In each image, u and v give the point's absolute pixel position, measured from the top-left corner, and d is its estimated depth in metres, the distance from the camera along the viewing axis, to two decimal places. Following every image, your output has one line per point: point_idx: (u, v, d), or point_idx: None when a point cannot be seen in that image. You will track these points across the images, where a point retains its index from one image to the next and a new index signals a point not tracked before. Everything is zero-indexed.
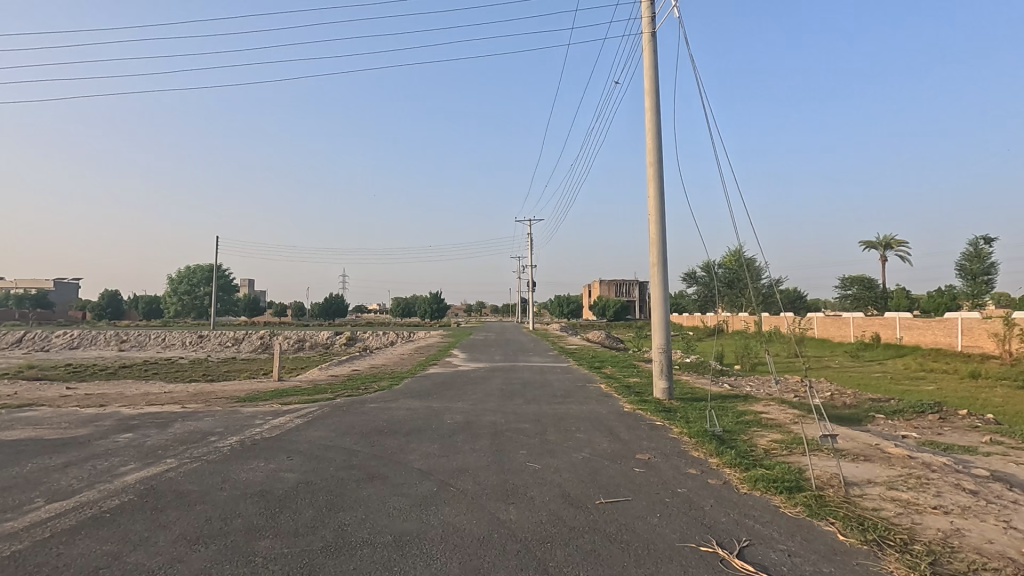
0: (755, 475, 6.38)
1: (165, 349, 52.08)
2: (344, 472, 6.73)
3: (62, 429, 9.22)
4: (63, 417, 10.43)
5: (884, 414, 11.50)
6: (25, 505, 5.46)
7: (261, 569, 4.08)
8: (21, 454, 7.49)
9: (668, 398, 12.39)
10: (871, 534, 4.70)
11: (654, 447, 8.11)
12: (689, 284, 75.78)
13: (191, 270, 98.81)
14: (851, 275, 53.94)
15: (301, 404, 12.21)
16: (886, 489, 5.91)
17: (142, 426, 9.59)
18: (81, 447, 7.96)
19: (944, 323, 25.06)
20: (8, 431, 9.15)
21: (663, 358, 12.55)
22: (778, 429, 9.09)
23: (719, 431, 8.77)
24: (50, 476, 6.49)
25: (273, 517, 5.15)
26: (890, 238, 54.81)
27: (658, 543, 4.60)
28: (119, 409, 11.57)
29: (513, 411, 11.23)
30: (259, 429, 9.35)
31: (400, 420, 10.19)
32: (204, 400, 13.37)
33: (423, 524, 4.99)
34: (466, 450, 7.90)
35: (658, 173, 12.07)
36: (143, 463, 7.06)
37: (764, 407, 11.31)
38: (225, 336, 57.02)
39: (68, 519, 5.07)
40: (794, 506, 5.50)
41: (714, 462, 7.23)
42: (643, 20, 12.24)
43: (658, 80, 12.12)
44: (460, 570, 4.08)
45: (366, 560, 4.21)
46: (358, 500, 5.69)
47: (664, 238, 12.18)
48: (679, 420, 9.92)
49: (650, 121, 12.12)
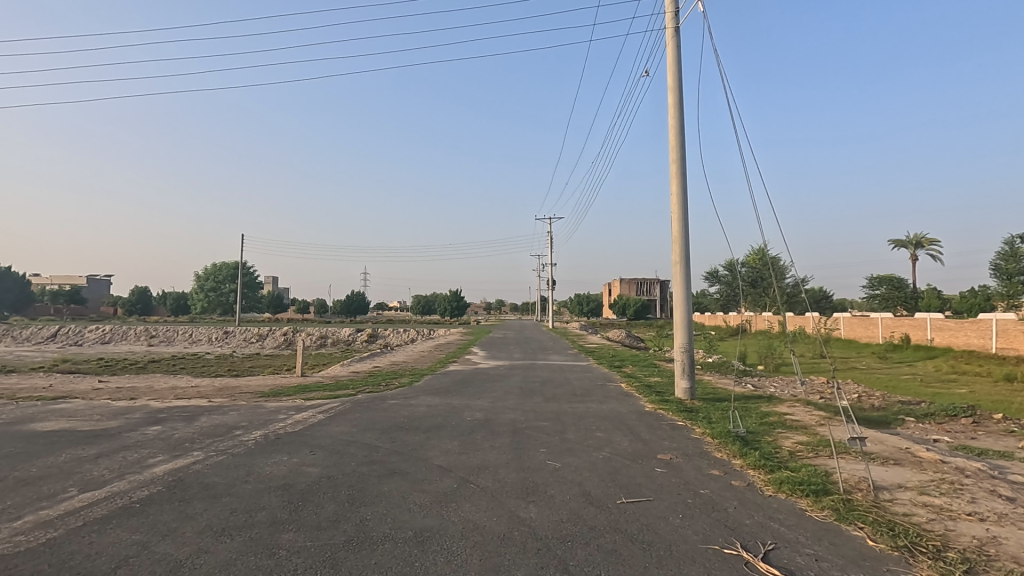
0: (781, 478, 6.26)
1: (194, 344, 53.51)
2: (364, 468, 6.76)
3: (95, 422, 9.48)
4: (94, 410, 10.70)
5: (915, 417, 11.21)
6: (59, 494, 5.63)
7: (285, 563, 4.11)
8: (56, 446, 7.72)
9: (690, 398, 12.22)
10: (902, 540, 4.57)
11: (676, 448, 8.00)
12: (711, 283, 74.69)
13: (218, 270, 100.85)
14: (879, 275, 52.88)
15: (322, 400, 12.36)
16: (917, 494, 5.74)
17: (170, 419, 9.81)
18: (112, 439, 8.16)
19: (977, 324, 24.32)
20: (44, 423, 9.45)
21: (686, 357, 12.41)
22: (803, 431, 8.90)
23: (743, 432, 8.68)
24: (83, 466, 6.70)
25: (294, 511, 5.20)
26: (921, 236, 53.30)
27: (681, 544, 4.55)
28: (149, 403, 11.86)
29: (532, 410, 11.17)
30: (282, 424, 9.46)
31: (420, 417, 10.24)
32: (228, 395, 13.56)
33: (443, 521, 4.98)
34: (485, 448, 7.90)
35: (681, 170, 11.91)
36: (171, 455, 7.23)
37: (789, 409, 11.08)
38: (250, 332, 57.91)
39: (101, 508, 5.23)
40: (821, 509, 5.38)
41: (738, 463, 7.13)
42: (668, 15, 12.04)
43: (681, 76, 11.95)
44: (479, 568, 4.06)
45: (385, 555, 4.24)
46: (378, 495, 5.74)
47: (687, 235, 12.02)
48: (701, 421, 9.76)
49: (673, 118, 11.97)
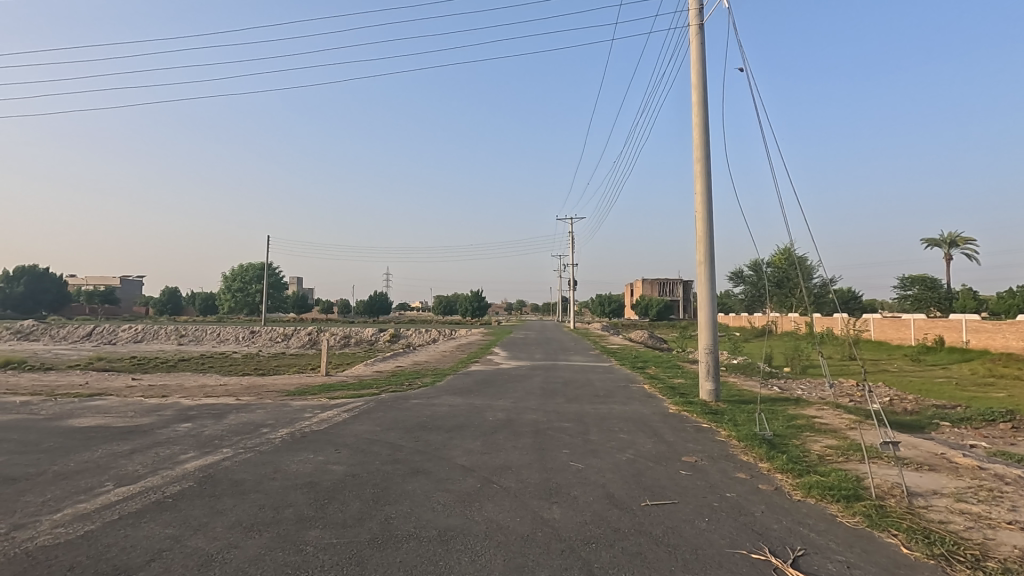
0: (810, 482, 6.13)
1: (222, 344, 54.72)
2: (388, 466, 6.83)
3: (129, 419, 9.76)
4: (127, 407, 11.02)
5: (949, 421, 10.87)
6: (96, 488, 5.81)
7: (312, 559, 4.17)
8: (92, 441, 7.98)
9: (715, 400, 12.06)
10: (939, 549, 4.43)
11: (700, 450, 7.89)
12: (736, 284, 73.53)
13: (242, 270, 102.13)
14: (911, 275, 51.41)
15: (347, 399, 12.54)
16: (954, 501, 5.56)
17: (200, 417, 10.04)
18: (145, 435, 8.40)
19: (1016, 326, 23.48)
20: (80, 419, 9.76)
21: (710, 358, 12.25)
22: (833, 435, 8.70)
23: (770, 435, 8.52)
24: (117, 461, 6.90)
25: (320, 508, 5.28)
26: (956, 235, 51.64)
27: (707, 548, 4.48)
28: (179, 401, 12.16)
29: (554, 410, 11.15)
30: (308, 423, 9.61)
31: (443, 417, 10.30)
32: (255, 394, 13.83)
33: (467, 521, 5.00)
34: (508, 448, 7.90)
35: (705, 169, 11.75)
36: (201, 452, 7.40)
37: (817, 412, 10.84)
38: (275, 332, 58.94)
39: (135, 502, 5.37)
40: (853, 515, 5.25)
41: (765, 466, 7.00)
42: (692, 12, 11.89)
43: (705, 74, 11.80)
44: (503, 568, 4.06)
45: (410, 554, 4.26)
46: (402, 494, 5.78)
47: (711, 235, 11.85)
48: (727, 423, 9.61)
49: (697, 116, 11.82)
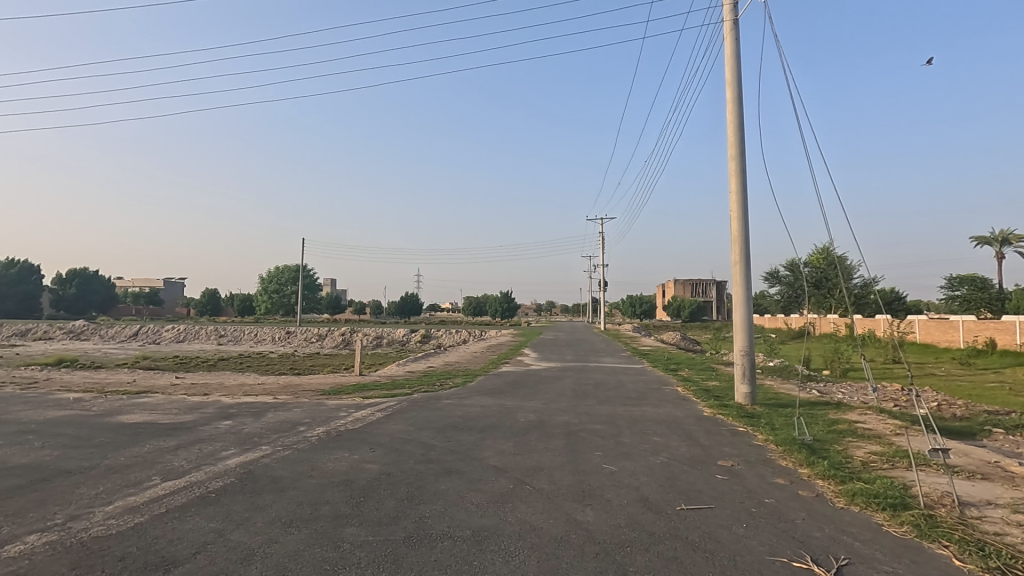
0: (854, 489, 5.92)
1: (259, 343, 56.27)
2: (421, 466, 6.90)
3: (173, 416, 10.13)
4: (172, 404, 11.44)
5: (1003, 428, 10.34)
6: (144, 482, 6.05)
7: (349, 556, 4.24)
8: (140, 437, 8.31)
9: (751, 403, 11.79)
10: (994, 561, 4.22)
11: (736, 454, 7.72)
12: (772, 284, 71.70)
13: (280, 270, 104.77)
14: (960, 274, 49.20)
15: (380, 398, 12.73)
16: (1011, 513, 5.28)
17: (240, 414, 10.35)
18: (189, 432, 8.70)
19: None
20: (129, 415, 10.18)
21: (746, 360, 11.97)
22: (876, 441, 8.38)
23: (809, 439, 8.27)
24: (164, 456, 7.17)
25: (356, 506, 5.37)
26: (1008, 232, 49.15)
27: (745, 555, 4.38)
28: (219, 399, 12.56)
29: (586, 412, 11.07)
30: (342, 422, 9.79)
31: (475, 417, 10.36)
32: (292, 393, 14.18)
33: (500, 521, 5.01)
34: (540, 449, 7.89)
35: (739, 167, 11.51)
36: (242, 448, 7.63)
37: (860, 416, 10.48)
38: (310, 332, 60.29)
39: (180, 496, 5.57)
40: (900, 525, 5.05)
41: (805, 472, 6.80)
42: (726, 7, 11.66)
43: (740, 70, 11.55)
44: (537, 570, 4.06)
45: (445, 553, 4.30)
46: (436, 493, 5.84)
47: (747, 234, 11.59)
48: (764, 427, 9.37)
49: (731, 113, 11.59)
